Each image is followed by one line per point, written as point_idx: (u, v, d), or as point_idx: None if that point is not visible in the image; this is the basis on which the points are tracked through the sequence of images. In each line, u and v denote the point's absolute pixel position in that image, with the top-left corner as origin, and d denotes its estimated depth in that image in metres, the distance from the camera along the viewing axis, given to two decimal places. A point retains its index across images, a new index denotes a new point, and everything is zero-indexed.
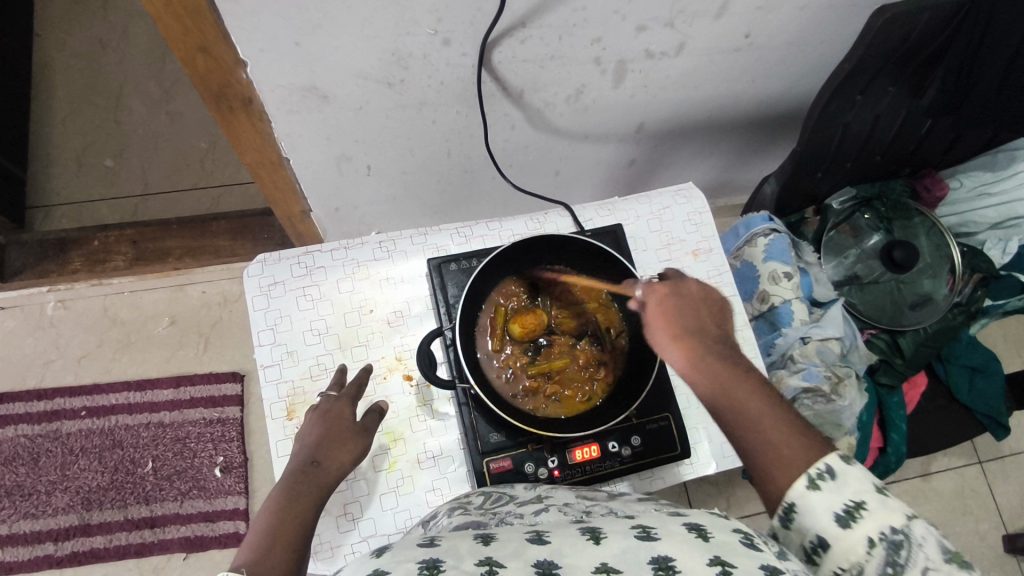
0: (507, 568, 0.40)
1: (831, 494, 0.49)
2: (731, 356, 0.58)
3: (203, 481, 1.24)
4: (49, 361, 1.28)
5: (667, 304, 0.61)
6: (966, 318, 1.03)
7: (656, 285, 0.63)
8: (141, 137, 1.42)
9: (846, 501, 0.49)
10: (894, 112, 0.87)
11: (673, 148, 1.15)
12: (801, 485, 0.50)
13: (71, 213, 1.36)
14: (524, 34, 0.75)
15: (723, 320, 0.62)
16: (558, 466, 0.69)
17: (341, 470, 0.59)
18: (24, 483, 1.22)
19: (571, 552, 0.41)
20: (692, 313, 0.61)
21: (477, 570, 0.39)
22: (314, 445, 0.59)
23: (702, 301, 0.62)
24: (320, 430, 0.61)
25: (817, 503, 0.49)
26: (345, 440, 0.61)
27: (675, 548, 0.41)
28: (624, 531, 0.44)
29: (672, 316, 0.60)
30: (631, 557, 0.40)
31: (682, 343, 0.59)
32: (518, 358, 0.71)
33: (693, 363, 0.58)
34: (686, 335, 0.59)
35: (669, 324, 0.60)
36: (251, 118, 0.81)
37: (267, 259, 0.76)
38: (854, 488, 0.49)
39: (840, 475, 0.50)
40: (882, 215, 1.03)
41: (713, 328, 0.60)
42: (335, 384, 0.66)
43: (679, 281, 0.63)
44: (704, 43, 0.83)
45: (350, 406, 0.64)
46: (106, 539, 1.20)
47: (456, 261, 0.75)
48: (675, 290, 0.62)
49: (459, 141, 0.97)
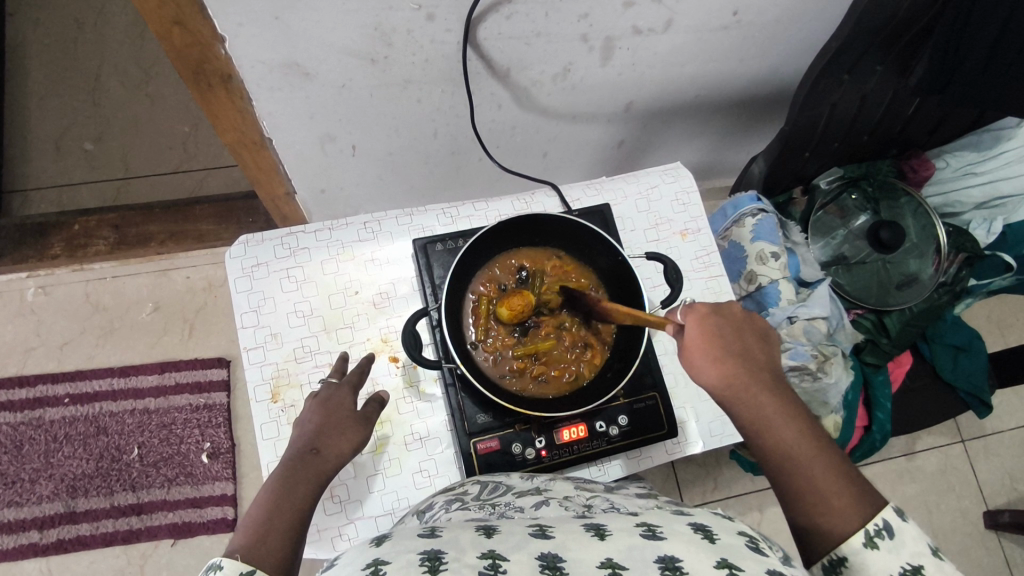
0: (510, 561, 0.40)
1: (891, 556, 0.51)
2: (778, 389, 0.58)
3: (190, 467, 1.23)
4: (30, 348, 1.26)
5: (711, 325, 0.58)
6: (951, 297, 1.03)
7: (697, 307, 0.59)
8: (123, 120, 1.39)
9: (904, 564, 0.51)
10: (882, 91, 0.88)
11: (662, 129, 1.14)
12: (856, 540, 0.51)
13: (50, 196, 1.34)
14: (509, 9, 0.73)
15: (765, 345, 0.60)
16: (545, 446, 0.69)
17: (340, 457, 0.59)
18: (7, 471, 1.20)
19: (576, 546, 0.41)
20: (735, 340, 0.58)
21: (479, 564, 0.39)
22: (313, 431, 0.59)
23: (744, 324, 0.60)
24: (318, 417, 0.60)
25: (876, 562, 0.51)
26: (344, 428, 0.61)
27: (682, 548, 0.41)
28: (629, 528, 0.44)
29: (716, 341, 0.58)
30: (638, 554, 0.40)
31: (724, 369, 0.57)
32: (505, 340, 0.70)
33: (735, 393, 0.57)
34: (729, 361, 0.57)
35: (712, 349, 0.57)
36: (231, 96, 0.80)
37: (250, 240, 0.75)
38: (912, 551, 0.51)
39: (899, 536, 0.51)
40: (869, 195, 1.04)
41: (757, 356, 0.59)
42: (336, 371, 0.66)
43: (720, 304, 0.61)
44: (692, 20, 0.82)
45: (350, 395, 0.63)
46: (92, 526, 1.19)
47: (441, 242, 0.74)
48: (718, 315, 0.59)
49: (445, 121, 0.96)
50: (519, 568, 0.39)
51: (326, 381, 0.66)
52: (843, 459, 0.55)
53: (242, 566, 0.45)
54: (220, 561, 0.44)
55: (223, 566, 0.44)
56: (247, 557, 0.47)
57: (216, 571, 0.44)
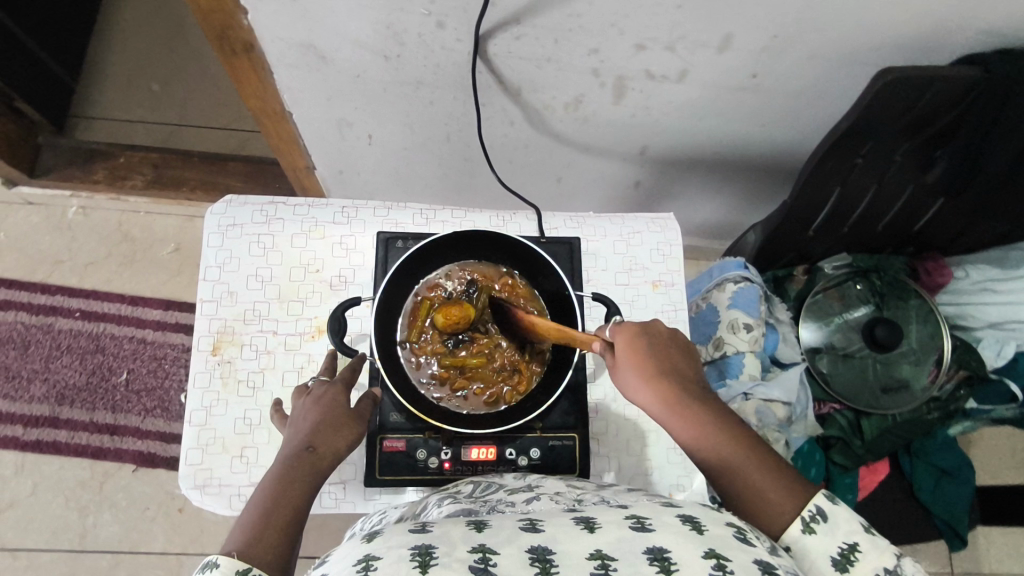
0: (500, 555, 0.41)
1: (827, 538, 0.53)
2: (708, 399, 0.61)
3: (167, 403, 1.30)
4: (58, 262, 1.36)
5: (637, 341, 0.62)
6: (942, 416, 0.98)
7: (624, 327, 0.63)
8: (190, 71, 1.49)
9: (841, 543, 0.53)
10: (899, 182, 0.83)
11: (680, 179, 1.12)
12: (796, 528, 0.53)
13: (109, 128, 1.43)
14: (519, 31, 0.75)
15: (690, 358, 0.64)
16: (450, 458, 0.69)
17: (335, 457, 0.59)
18: (10, 366, 1.30)
19: (567, 538, 0.42)
20: (662, 354, 0.62)
21: (469, 557, 0.41)
22: (307, 430, 0.60)
23: (668, 342, 0.63)
24: (314, 416, 0.62)
25: (815, 546, 0.53)
26: (338, 427, 0.61)
27: (670, 539, 0.42)
28: (618, 521, 0.45)
29: (644, 356, 0.61)
30: (627, 546, 0.41)
31: (652, 383, 0.60)
32: (434, 346, 0.70)
33: (671, 408, 0.59)
34: (658, 377, 0.60)
35: (642, 366, 0.61)
36: (253, 65, 0.84)
37: (233, 201, 0.79)
38: (846, 530, 0.53)
39: (832, 517, 0.54)
40: (876, 289, 0.98)
41: (683, 370, 0.62)
42: (327, 368, 0.68)
43: (644, 322, 0.64)
44: (707, 74, 0.81)
45: (343, 392, 0.64)
46: (69, 435, 1.27)
47: (402, 240, 0.76)
48: (643, 332, 0.63)
49: (458, 128, 0.98)
50: (510, 562, 0.40)
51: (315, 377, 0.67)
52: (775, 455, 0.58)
53: (238, 564, 0.47)
54: (218, 560, 0.47)
55: (219, 564, 0.47)
56: (242, 554, 0.49)
57: (214, 568, 0.47)
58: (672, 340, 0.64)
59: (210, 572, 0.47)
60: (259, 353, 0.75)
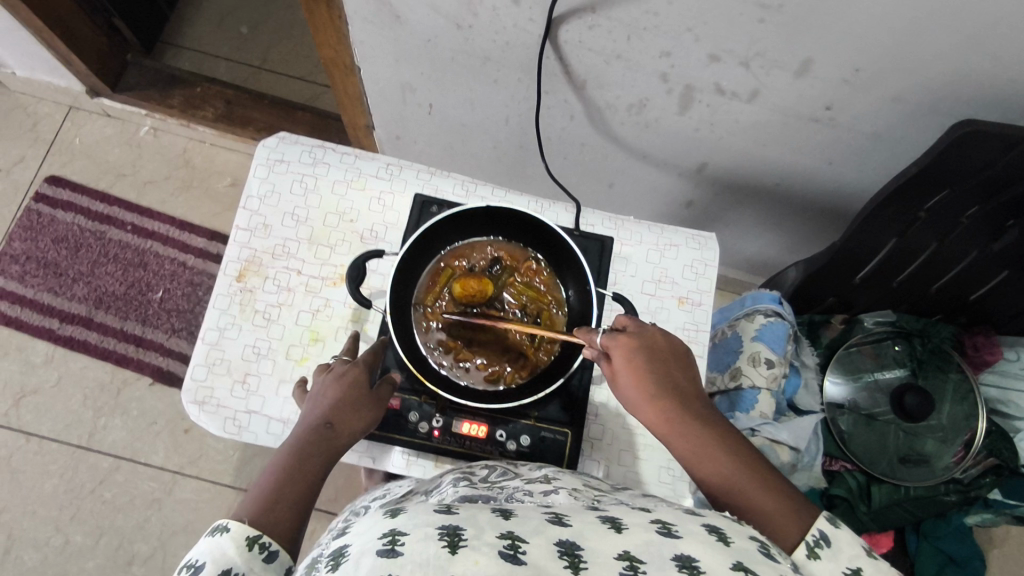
0: (530, 544, 0.40)
1: (831, 563, 0.49)
2: (710, 418, 0.58)
3: (194, 328, 1.35)
4: (122, 175, 1.43)
5: (633, 356, 0.59)
6: (960, 501, 0.93)
7: (620, 336, 0.60)
8: (280, 20, 1.56)
9: (844, 570, 0.49)
10: (962, 245, 0.79)
11: (731, 205, 1.10)
12: (801, 554, 0.50)
13: (194, 58, 1.49)
14: (593, 21, 0.74)
15: (689, 372, 0.61)
16: (440, 427, 0.69)
17: (350, 437, 0.60)
18: (59, 263, 1.36)
19: (595, 537, 0.41)
20: (661, 368, 0.59)
21: (499, 543, 0.39)
22: (327, 406, 0.61)
23: (667, 354, 0.60)
24: (333, 394, 0.62)
25: (821, 574, 0.49)
26: (359, 406, 0.62)
27: (699, 549, 0.41)
28: (645, 523, 0.44)
29: (642, 371, 0.59)
30: (657, 549, 0.40)
31: (651, 404, 0.58)
32: (447, 314, 0.70)
33: (670, 429, 0.57)
34: (656, 395, 0.58)
35: (639, 381, 0.59)
36: (331, 13, 0.86)
37: (286, 139, 0.81)
38: (849, 555, 0.50)
39: (834, 541, 0.51)
40: (914, 354, 0.93)
41: (680, 384, 0.59)
42: (348, 350, 0.68)
43: (639, 330, 0.61)
44: (778, 98, 0.79)
45: (365, 374, 0.64)
46: (99, 338, 1.33)
47: (438, 205, 0.77)
48: (639, 341, 0.60)
49: (518, 112, 0.98)
50: (539, 552, 0.39)
51: (336, 356, 0.68)
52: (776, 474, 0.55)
53: (246, 531, 0.51)
54: (228, 524, 0.51)
55: (229, 530, 0.51)
56: (254, 522, 0.52)
57: (223, 532, 0.51)
58: (671, 353, 0.61)
59: (221, 535, 0.51)
60: (280, 288, 0.76)
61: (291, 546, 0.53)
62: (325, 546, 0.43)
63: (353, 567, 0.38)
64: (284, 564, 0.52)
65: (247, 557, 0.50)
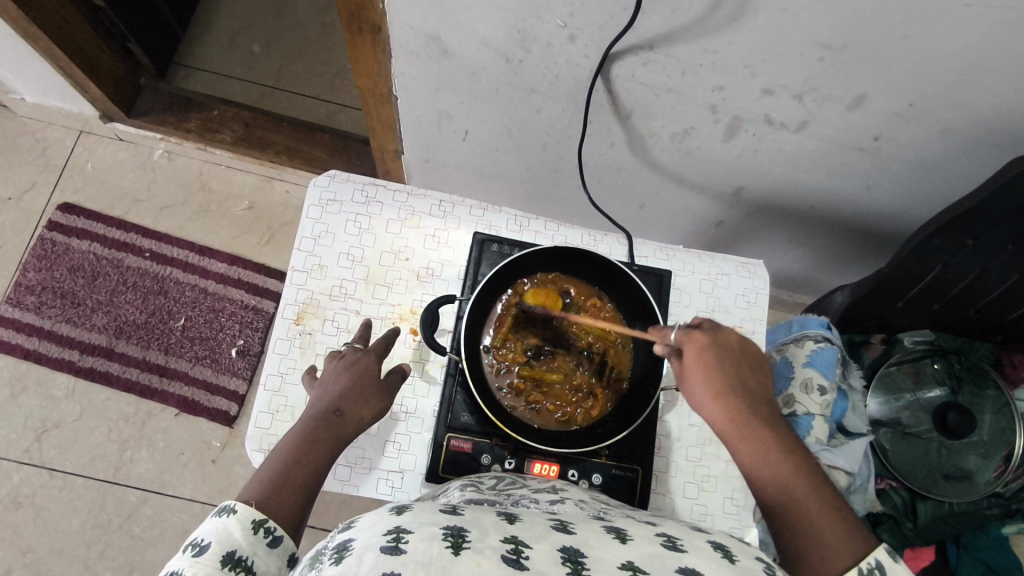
0: (533, 549, 0.40)
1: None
2: (773, 420, 0.60)
3: (218, 355, 1.33)
4: (137, 201, 1.40)
5: (707, 354, 0.62)
6: (1001, 513, 0.98)
7: (698, 333, 0.63)
8: (291, 38, 1.53)
9: None
10: (1007, 271, 0.81)
11: (764, 225, 1.11)
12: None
13: (207, 80, 1.47)
14: (649, 57, 0.73)
15: (760, 378, 0.63)
16: (512, 469, 0.70)
17: (359, 423, 0.62)
18: (77, 293, 1.33)
19: (599, 545, 0.42)
20: (734, 372, 0.62)
21: (502, 547, 0.39)
22: (337, 394, 0.63)
23: (741, 356, 0.63)
24: (343, 381, 0.64)
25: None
26: (366, 395, 0.64)
27: (703, 564, 0.41)
28: (650, 537, 0.44)
29: (714, 368, 0.61)
30: (660, 563, 0.40)
31: (719, 397, 0.60)
32: (516, 355, 0.71)
33: (735, 428, 0.59)
34: (727, 395, 0.60)
35: (711, 379, 0.61)
36: (375, 45, 0.82)
37: (336, 176, 0.81)
38: None
39: (890, 573, 0.50)
40: (953, 371, 0.98)
41: (751, 390, 0.61)
42: (361, 337, 0.70)
43: (715, 330, 0.64)
44: (828, 129, 0.79)
45: (375, 362, 0.67)
46: (121, 368, 1.30)
47: (498, 244, 0.77)
48: (717, 344, 0.62)
49: (558, 140, 0.97)
50: (542, 557, 0.39)
51: (351, 343, 0.70)
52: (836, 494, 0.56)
53: (253, 514, 0.52)
54: (235, 506, 0.52)
55: (235, 510, 0.52)
56: (259, 505, 0.53)
57: (229, 513, 0.52)
58: (745, 356, 0.63)
59: (226, 516, 0.51)
60: (339, 330, 0.76)
61: (294, 531, 0.54)
62: (329, 539, 0.43)
63: (355, 562, 0.38)
64: (287, 551, 0.53)
65: (252, 540, 0.51)
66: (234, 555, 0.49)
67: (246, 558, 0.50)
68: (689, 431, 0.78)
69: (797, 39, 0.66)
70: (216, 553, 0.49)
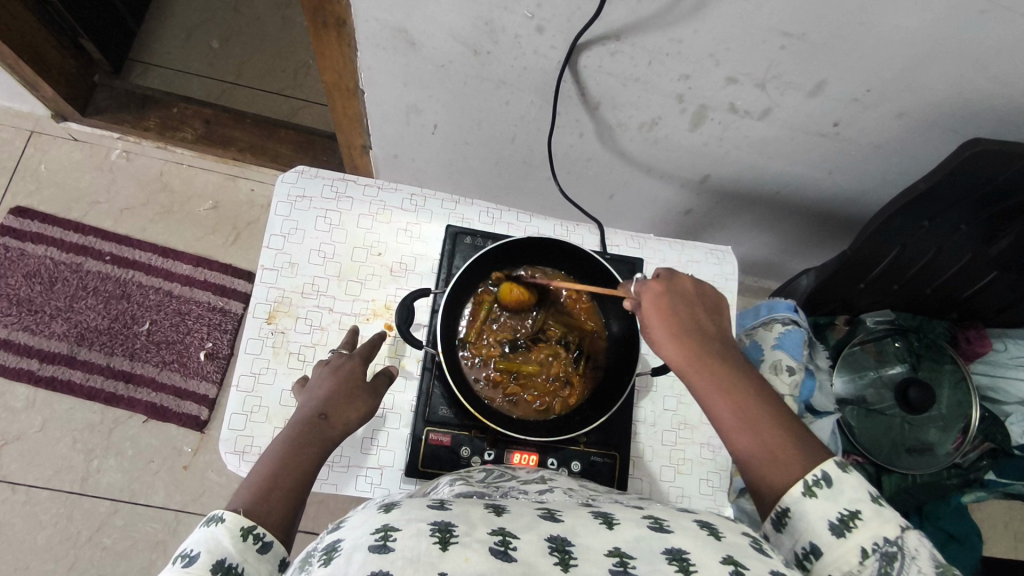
0: (520, 539, 0.39)
1: (828, 502, 0.50)
2: (730, 354, 0.58)
3: (186, 359, 1.30)
4: (95, 203, 1.35)
5: (659, 297, 0.61)
6: (961, 483, 1.06)
7: (652, 281, 0.62)
8: (251, 31, 1.50)
9: (841, 509, 0.50)
10: (961, 251, 0.85)
11: (730, 212, 1.13)
12: (797, 490, 0.51)
13: (165, 76, 1.43)
14: (616, 47, 0.74)
15: (719, 317, 0.62)
16: (491, 460, 0.70)
17: (346, 425, 0.62)
18: (34, 299, 1.29)
19: (586, 532, 0.41)
20: (688, 311, 0.60)
21: (489, 539, 0.39)
22: (323, 397, 0.62)
23: (695, 298, 0.62)
24: (329, 386, 0.64)
25: (813, 511, 0.50)
26: (353, 397, 0.63)
27: (689, 543, 0.41)
28: (635, 520, 0.44)
29: (667, 309, 0.60)
30: (646, 546, 0.40)
31: (674, 336, 0.58)
32: (491, 349, 0.72)
33: (691, 361, 0.57)
34: (683, 331, 0.59)
35: (664, 318, 0.60)
36: (340, 40, 0.81)
37: (305, 172, 0.79)
38: (851, 497, 0.50)
39: (836, 482, 0.51)
40: (913, 349, 1.03)
41: (707, 330, 0.60)
42: (348, 343, 0.70)
43: (670, 276, 0.62)
44: (790, 116, 0.82)
45: (361, 365, 0.67)
46: (84, 376, 1.26)
47: (470, 236, 0.77)
48: (668, 286, 0.61)
49: (526, 131, 0.97)
50: (528, 548, 0.39)
51: (337, 349, 0.69)
52: (795, 422, 0.55)
53: (242, 522, 0.50)
54: (223, 515, 0.50)
55: (224, 519, 0.50)
56: (248, 511, 0.51)
57: (219, 522, 0.50)
58: (699, 297, 0.62)
59: (215, 526, 0.50)
60: (313, 328, 0.75)
61: (284, 536, 0.52)
62: (318, 540, 0.42)
63: (345, 562, 0.37)
64: (279, 555, 0.51)
65: (241, 547, 0.49)
66: (223, 563, 0.48)
67: (236, 566, 0.48)
68: (664, 416, 0.79)
69: (760, 27, 0.67)
70: (206, 563, 0.47)
